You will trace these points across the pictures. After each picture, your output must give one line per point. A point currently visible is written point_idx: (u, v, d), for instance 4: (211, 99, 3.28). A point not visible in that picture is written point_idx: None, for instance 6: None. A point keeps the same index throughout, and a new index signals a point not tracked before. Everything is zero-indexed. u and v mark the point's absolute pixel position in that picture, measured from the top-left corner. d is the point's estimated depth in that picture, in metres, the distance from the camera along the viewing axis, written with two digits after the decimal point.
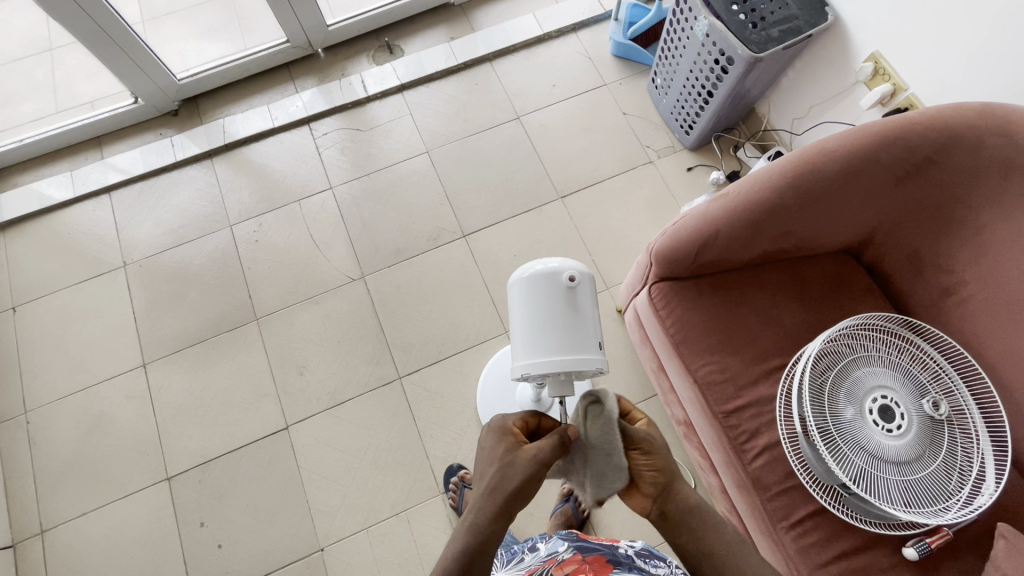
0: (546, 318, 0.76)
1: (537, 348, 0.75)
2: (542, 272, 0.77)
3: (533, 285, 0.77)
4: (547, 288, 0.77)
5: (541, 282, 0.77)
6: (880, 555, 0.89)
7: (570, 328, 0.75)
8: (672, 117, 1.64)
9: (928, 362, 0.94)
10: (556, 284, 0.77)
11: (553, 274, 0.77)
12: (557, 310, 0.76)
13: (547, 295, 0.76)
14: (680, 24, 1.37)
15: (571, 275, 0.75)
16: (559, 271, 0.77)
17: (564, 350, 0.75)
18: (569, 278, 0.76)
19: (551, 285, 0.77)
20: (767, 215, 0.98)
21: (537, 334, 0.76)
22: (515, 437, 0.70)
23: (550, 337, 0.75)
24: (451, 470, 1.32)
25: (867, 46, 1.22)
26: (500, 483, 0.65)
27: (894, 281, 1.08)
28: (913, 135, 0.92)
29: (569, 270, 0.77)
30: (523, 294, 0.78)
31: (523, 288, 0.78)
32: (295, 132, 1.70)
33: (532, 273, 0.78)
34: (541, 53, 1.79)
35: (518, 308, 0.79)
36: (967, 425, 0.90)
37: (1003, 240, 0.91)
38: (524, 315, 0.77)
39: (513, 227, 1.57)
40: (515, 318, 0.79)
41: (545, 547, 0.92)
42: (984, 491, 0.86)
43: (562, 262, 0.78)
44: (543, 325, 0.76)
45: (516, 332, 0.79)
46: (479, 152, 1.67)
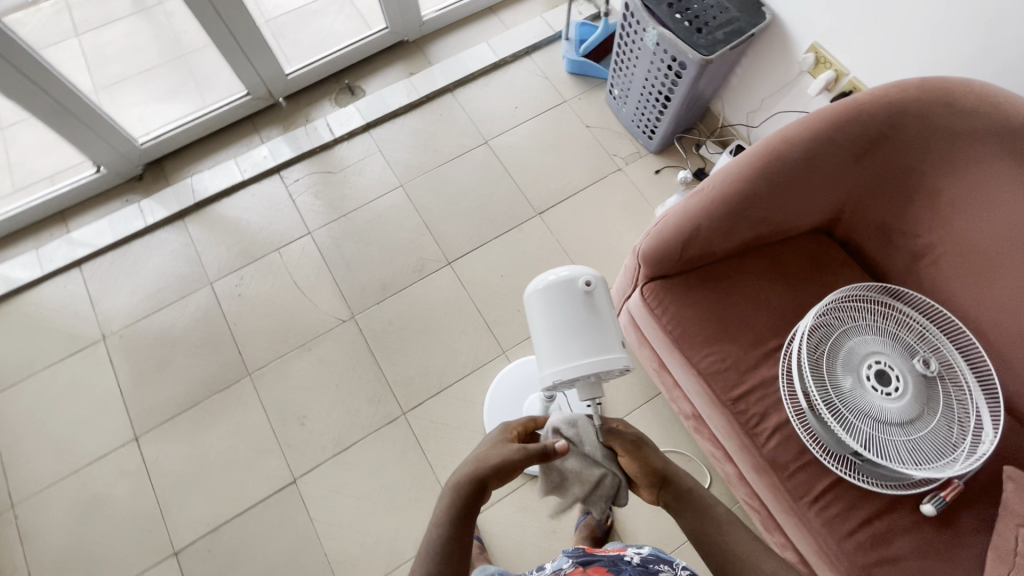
0: (570, 322, 0.73)
1: (566, 353, 0.73)
2: (554, 280, 0.75)
3: (549, 293, 0.75)
4: (564, 296, 0.74)
5: (555, 290, 0.75)
6: (901, 516, 0.93)
7: (595, 331, 0.73)
8: (633, 124, 1.69)
9: (912, 325, 1.00)
10: (572, 291, 0.75)
11: (569, 281, 0.75)
12: (579, 314, 0.73)
13: (565, 301, 0.74)
14: (630, 37, 1.45)
15: (586, 279, 0.74)
16: (573, 278, 0.75)
17: (591, 352, 0.72)
18: (584, 283, 0.74)
19: (566, 291, 0.75)
20: (744, 204, 1.02)
21: (563, 340, 0.74)
22: (510, 435, 0.80)
23: (576, 342, 0.73)
24: None
25: (805, 39, 1.30)
26: (484, 463, 0.73)
27: (868, 253, 1.13)
28: (866, 113, 0.96)
29: (583, 274, 0.75)
30: (541, 305, 0.76)
31: (540, 297, 0.76)
32: (265, 183, 1.70)
33: (547, 281, 0.76)
34: (499, 78, 1.85)
35: (537, 317, 0.76)
36: (959, 378, 0.95)
37: (961, 203, 0.95)
38: (547, 325, 0.75)
39: (496, 249, 1.60)
40: (537, 328, 0.76)
41: (551, 560, 0.91)
42: (985, 438, 0.90)
43: (572, 268, 0.76)
44: (568, 332, 0.73)
45: (540, 343, 0.76)
46: (453, 180, 1.69)
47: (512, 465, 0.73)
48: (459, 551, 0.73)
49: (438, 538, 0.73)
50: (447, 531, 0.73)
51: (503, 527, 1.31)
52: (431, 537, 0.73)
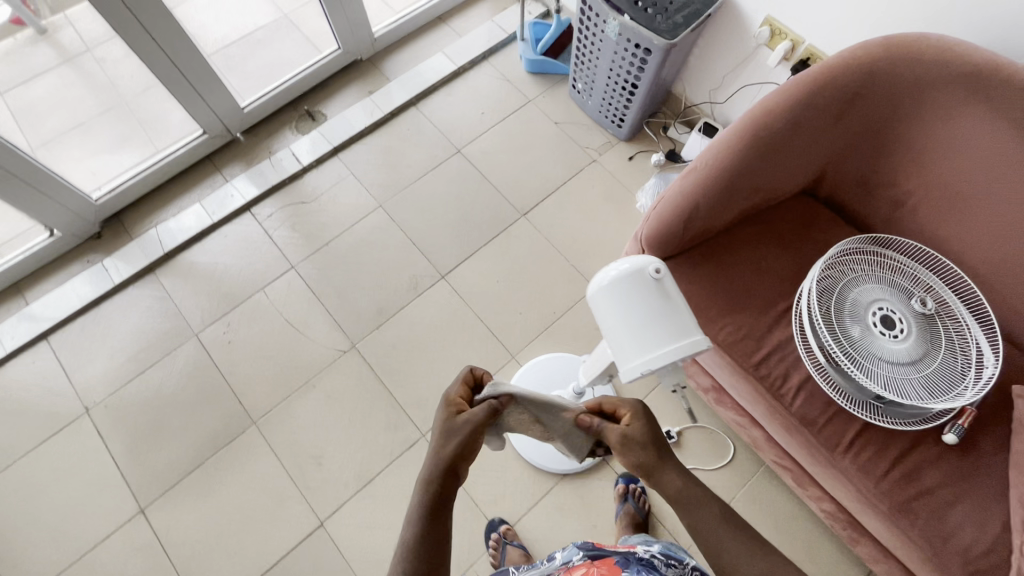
0: (647, 312, 0.72)
1: (647, 346, 0.72)
2: (620, 273, 0.74)
3: (619, 288, 0.74)
4: (636, 287, 0.73)
5: (624, 284, 0.74)
6: (927, 449, 0.99)
7: (674, 316, 0.72)
8: (601, 115, 1.72)
9: (905, 269, 1.06)
10: (643, 281, 0.73)
11: (637, 271, 0.74)
12: (653, 304, 0.72)
13: (636, 292, 0.73)
14: (591, 29, 1.48)
15: (656, 267, 0.72)
16: (640, 268, 0.74)
17: (675, 338, 0.71)
18: (654, 270, 0.73)
19: (637, 282, 0.73)
20: (736, 177, 1.06)
21: (643, 331, 0.72)
22: (459, 407, 0.71)
23: (657, 330, 0.72)
24: (492, 525, 1.28)
25: (758, 13, 1.35)
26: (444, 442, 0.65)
27: (851, 207, 1.19)
28: (837, 76, 1.01)
29: (648, 263, 0.74)
30: (613, 300, 0.75)
31: (609, 292, 0.75)
32: (237, 223, 1.63)
33: (613, 276, 0.75)
34: (461, 86, 1.84)
35: (609, 314, 0.75)
36: (954, 312, 1.02)
37: (933, 148, 1.02)
38: (623, 319, 0.74)
39: (488, 255, 1.59)
40: (612, 324, 0.75)
41: (560, 550, 0.84)
42: (989, 363, 0.96)
43: (635, 259, 0.75)
44: (647, 324, 0.72)
45: (618, 338, 0.75)
46: (431, 193, 1.67)
47: (470, 443, 0.67)
48: (435, 552, 0.61)
49: (412, 539, 0.61)
50: (422, 529, 0.62)
51: (543, 531, 1.29)
52: (406, 538, 0.62)
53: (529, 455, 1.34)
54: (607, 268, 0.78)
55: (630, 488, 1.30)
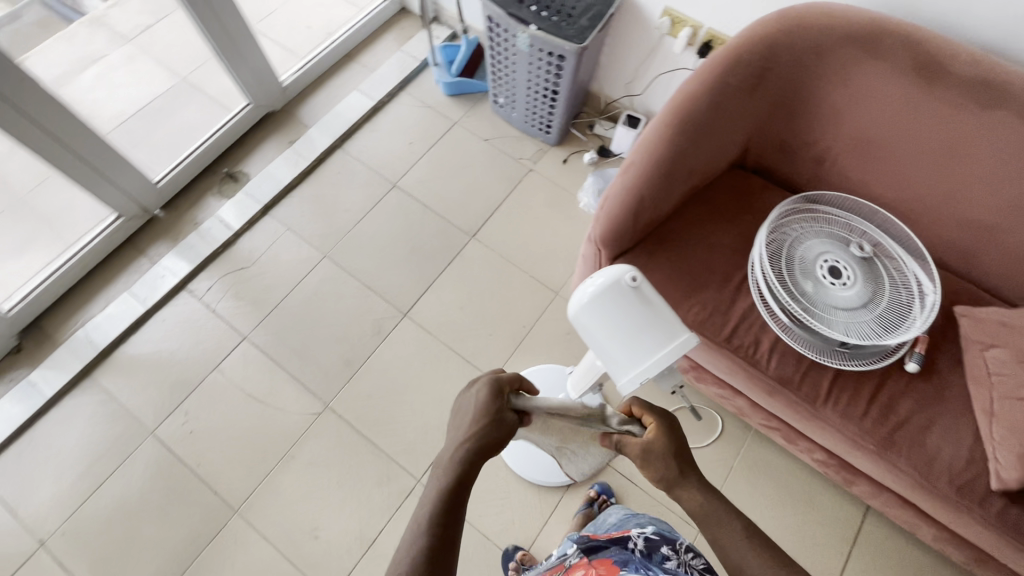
0: (632, 322, 0.72)
1: (638, 356, 0.72)
2: (598, 289, 0.73)
3: (599, 304, 0.73)
4: (616, 300, 0.72)
5: (603, 299, 0.73)
6: (896, 382, 1.05)
7: (658, 321, 0.72)
8: (527, 124, 1.74)
9: (838, 220, 1.14)
10: (621, 293, 0.72)
11: (614, 284, 0.72)
12: (636, 315, 0.72)
13: (617, 306, 0.72)
14: (502, 44, 1.50)
15: (632, 277, 0.71)
16: (616, 279, 0.73)
17: (664, 342, 0.72)
18: (631, 280, 0.71)
19: (616, 295, 0.72)
20: (673, 163, 1.09)
21: (632, 343, 0.72)
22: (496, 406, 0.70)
23: (646, 339, 0.72)
24: (508, 554, 1.25)
25: (656, 6, 1.41)
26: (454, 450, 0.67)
27: (779, 171, 1.26)
28: (743, 55, 1.07)
29: (623, 273, 0.72)
30: (596, 318, 0.74)
31: (591, 309, 0.74)
32: (174, 303, 1.53)
33: (591, 294, 0.73)
34: (383, 119, 1.81)
35: (595, 330, 0.75)
36: (888, 250, 1.10)
37: (840, 105, 1.10)
38: (610, 334, 0.73)
39: (446, 283, 1.57)
40: (599, 340, 0.75)
41: (559, 548, 0.87)
42: (928, 289, 1.04)
43: (609, 271, 0.73)
44: (634, 335, 0.72)
45: (609, 353, 0.75)
46: (376, 232, 1.63)
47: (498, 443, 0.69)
48: None
49: None
50: None
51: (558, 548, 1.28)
52: None
53: (527, 473, 1.33)
54: (582, 284, 0.76)
55: (600, 497, 1.30)
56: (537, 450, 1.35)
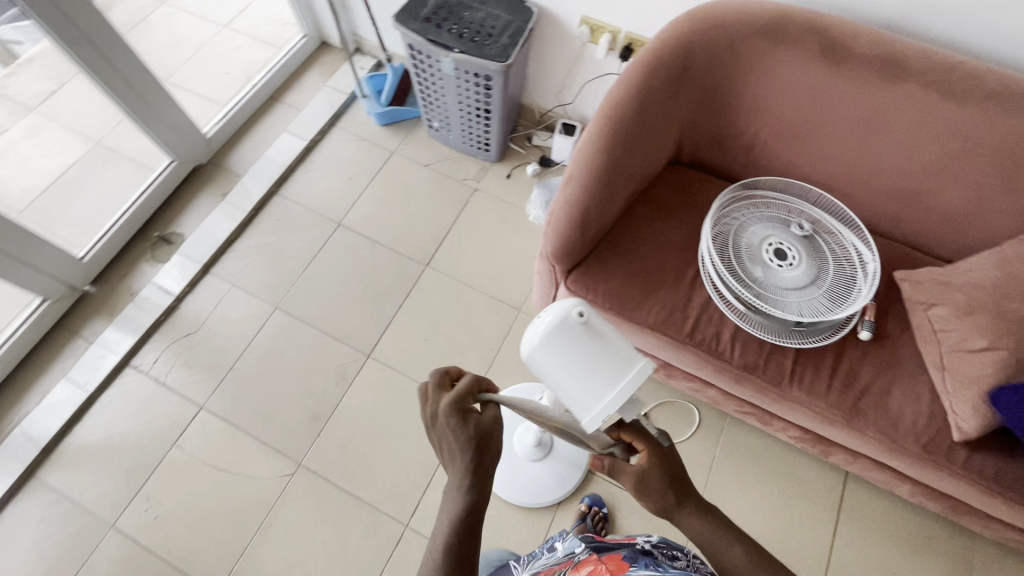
0: (587, 359, 0.65)
1: (598, 395, 0.65)
2: (546, 328, 0.66)
3: (549, 344, 0.66)
4: (566, 336, 0.65)
5: (553, 338, 0.66)
6: (853, 352, 1.09)
7: (614, 353, 0.65)
8: (466, 145, 1.73)
9: (776, 202, 1.17)
10: (571, 328, 0.66)
11: (562, 320, 0.66)
12: (590, 350, 0.65)
13: (568, 343, 0.66)
14: (427, 70, 1.49)
15: (580, 310, 0.65)
16: (564, 315, 0.66)
17: (624, 375, 0.65)
18: (580, 313, 0.65)
19: (566, 332, 0.65)
20: (611, 172, 1.10)
21: (590, 381, 0.65)
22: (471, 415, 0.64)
23: (604, 374, 0.65)
24: None
25: (574, 16, 1.43)
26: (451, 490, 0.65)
27: (714, 164, 1.30)
28: (662, 58, 1.09)
29: (570, 307, 0.66)
30: (548, 359, 0.66)
31: (541, 351, 0.66)
32: (119, 382, 1.43)
33: (539, 334, 0.66)
34: (318, 158, 1.77)
35: (548, 373, 0.67)
36: (826, 225, 1.14)
37: (760, 96, 1.13)
38: (564, 375, 0.66)
39: (406, 317, 1.53)
40: (555, 383, 0.67)
41: (562, 545, 0.83)
42: (868, 259, 1.09)
43: (555, 307, 0.67)
44: (591, 372, 0.65)
45: (567, 398, 0.66)
46: (326, 275, 1.58)
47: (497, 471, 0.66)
48: None
49: None
50: None
51: None
52: None
53: (516, 498, 1.31)
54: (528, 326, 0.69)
55: (591, 509, 1.29)
56: (523, 473, 1.33)
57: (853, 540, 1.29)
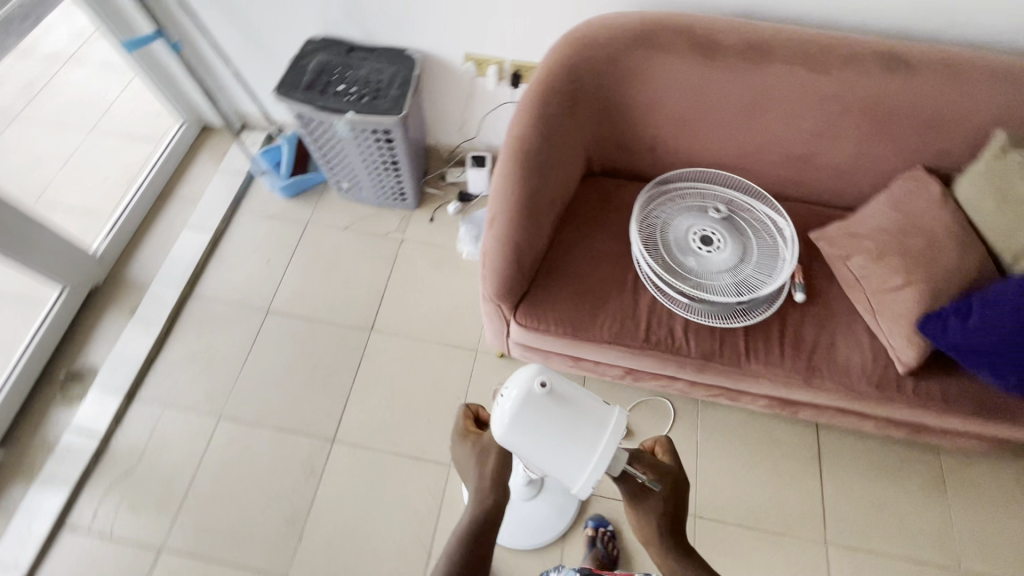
0: (560, 427, 0.63)
1: (581, 460, 0.63)
2: (511, 405, 0.65)
3: (518, 422, 0.64)
4: (534, 410, 0.64)
5: (520, 413, 0.64)
6: (794, 316, 1.15)
7: (585, 415, 0.64)
8: (381, 199, 1.69)
9: (690, 191, 1.23)
10: (537, 400, 0.64)
11: (526, 395, 0.64)
12: (560, 415, 0.64)
13: (537, 414, 0.64)
14: (323, 136, 1.44)
15: (540, 380, 0.64)
16: (526, 389, 0.65)
17: (600, 434, 0.63)
18: (540, 383, 0.64)
19: (533, 405, 0.64)
20: (533, 201, 1.10)
21: (569, 450, 0.63)
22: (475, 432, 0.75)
23: (580, 439, 0.63)
24: None
25: (457, 55, 1.44)
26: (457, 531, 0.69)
27: (625, 168, 1.34)
28: (552, 84, 1.12)
29: (530, 376, 0.66)
30: (522, 438, 0.64)
31: (512, 428, 0.65)
32: (56, 550, 1.26)
33: (506, 414, 0.65)
34: (228, 247, 1.66)
35: (526, 450, 0.65)
36: (738, 203, 1.21)
37: (651, 99, 1.18)
38: (542, 448, 0.64)
39: (363, 389, 1.46)
40: (535, 458, 0.65)
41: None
42: (782, 225, 1.17)
43: (516, 380, 0.66)
44: (568, 437, 0.63)
45: (551, 471, 0.64)
46: (267, 367, 1.49)
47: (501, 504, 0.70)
48: None
49: None
50: None
51: None
52: None
53: (521, 543, 1.27)
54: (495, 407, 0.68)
55: (597, 531, 1.27)
56: (522, 516, 1.30)
57: (839, 485, 1.36)
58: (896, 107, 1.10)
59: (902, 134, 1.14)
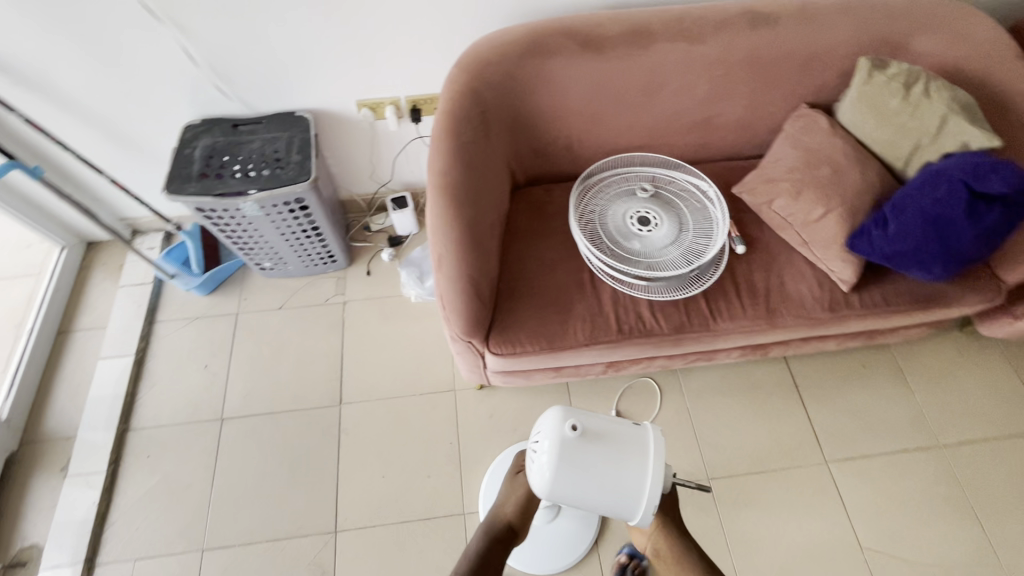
0: (604, 463, 0.73)
1: (633, 485, 0.73)
2: (550, 453, 0.74)
3: (564, 470, 0.73)
4: (575, 454, 0.73)
5: (562, 458, 0.73)
6: (741, 268, 1.22)
7: (621, 444, 0.74)
8: (309, 267, 1.60)
9: (614, 178, 1.26)
10: (575, 445, 0.73)
11: (563, 444, 0.73)
12: (598, 447, 0.74)
13: (576, 454, 0.74)
14: (231, 221, 1.34)
15: (573, 428, 0.73)
16: (562, 438, 0.74)
17: (641, 457, 0.74)
18: (574, 430, 0.73)
19: (573, 451, 0.73)
20: (473, 230, 1.08)
21: (619, 480, 0.73)
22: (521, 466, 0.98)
23: (625, 468, 0.73)
24: None
25: (349, 104, 1.39)
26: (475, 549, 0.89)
27: (546, 172, 1.36)
28: (459, 111, 1.12)
29: (557, 422, 0.75)
30: (572, 483, 0.73)
31: (559, 476, 0.73)
32: None
33: (551, 467, 0.73)
34: (156, 365, 1.51)
35: (579, 491, 0.74)
36: (660, 178, 1.26)
37: (554, 102, 1.21)
38: (592, 482, 0.73)
39: (351, 467, 1.38)
40: (589, 493, 0.74)
41: None
42: (705, 188, 1.23)
43: (548, 432, 0.75)
44: (611, 463, 0.73)
45: (607, 503, 0.74)
46: (240, 479, 1.36)
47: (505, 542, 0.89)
48: None
49: None
50: None
51: None
52: None
53: (556, 567, 1.25)
54: (535, 461, 0.76)
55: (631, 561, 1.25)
56: (549, 541, 1.27)
57: (821, 406, 1.45)
58: (771, 58, 1.19)
59: (782, 79, 1.23)
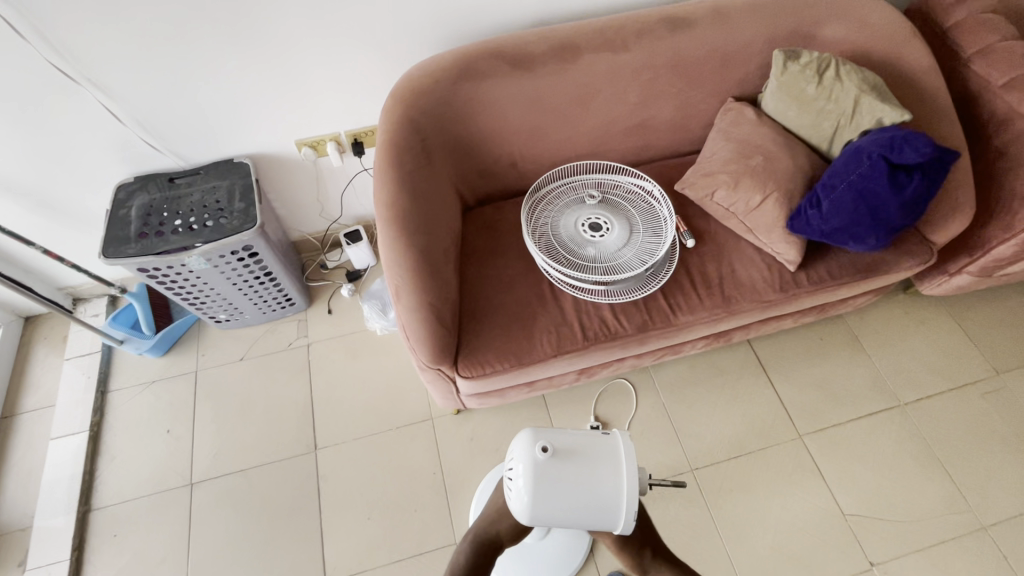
0: (577, 479, 0.72)
1: (610, 497, 0.71)
2: (523, 478, 0.72)
3: (539, 494, 0.71)
4: (547, 475, 0.72)
5: (535, 481, 0.71)
6: (693, 261, 1.26)
7: (593, 457, 0.73)
8: (267, 313, 1.56)
9: (561, 188, 1.28)
10: (547, 466, 0.72)
11: (535, 467, 0.72)
12: (570, 465, 0.72)
13: (550, 475, 0.72)
14: (178, 277, 1.30)
15: (542, 449, 0.72)
16: (533, 462, 0.72)
17: (614, 467, 0.73)
18: (543, 451, 0.72)
19: (545, 472, 0.72)
20: (428, 258, 1.08)
21: (596, 495, 0.71)
22: None
23: (601, 481, 0.72)
24: None
25: (288, 145, 1.37)
26: None
27: (495, 191, 1.37)
28: (399, 141, 1.12)
29: (528, 444, 0.74)
30: (550, 507, 0.71)
31: (536, 501, 0.71)
32: None
33: (525, 493, 0.71)
34: (113, 437, 1.43)
35: (558, 514, 0.72)
36: (606, 182, 1.29)
37: (493, 122, 1.23)
38: (569, 500, 0.71)
39: (334, 512, 1.33)
40: (569, 514, 0.71)
41: None
42: (649, 188, 1.27)
43: (518, 457, 0.73)
44: (586, 480, 0.72)
45: (589, 521, 0.72)
46: (217, 545, 1.30)
47: None
48: None
49: None
50: None
51: None
52: None
53: None
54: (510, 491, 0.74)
55: None
56: (545, 556, 1.26)
57: (787, 382, 1.50)
58: (693, 58, 1.25)
59: (706, 78, 1.29)
